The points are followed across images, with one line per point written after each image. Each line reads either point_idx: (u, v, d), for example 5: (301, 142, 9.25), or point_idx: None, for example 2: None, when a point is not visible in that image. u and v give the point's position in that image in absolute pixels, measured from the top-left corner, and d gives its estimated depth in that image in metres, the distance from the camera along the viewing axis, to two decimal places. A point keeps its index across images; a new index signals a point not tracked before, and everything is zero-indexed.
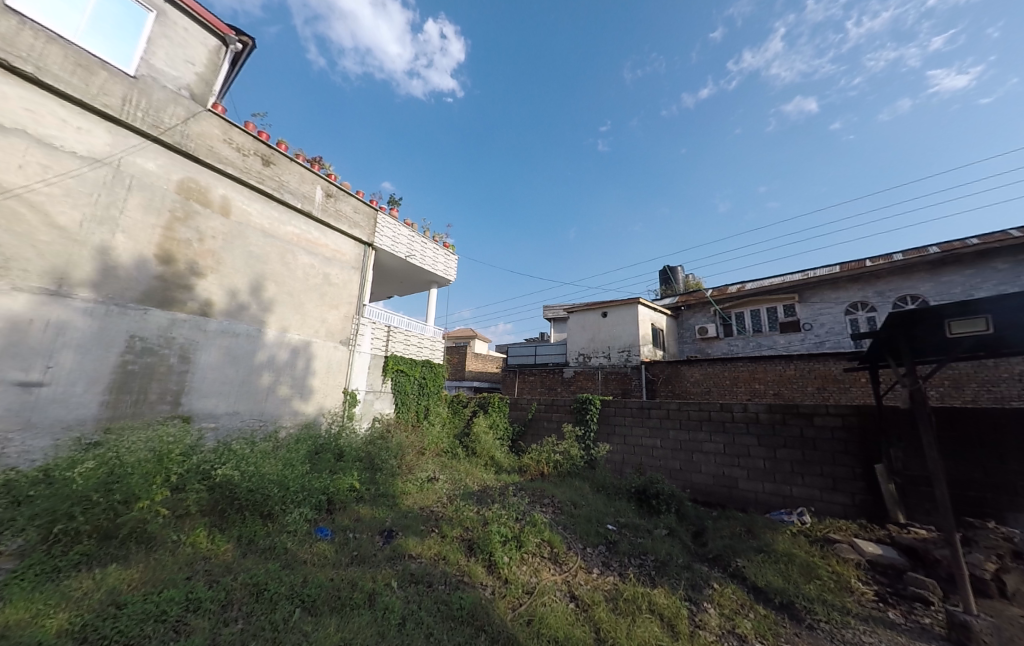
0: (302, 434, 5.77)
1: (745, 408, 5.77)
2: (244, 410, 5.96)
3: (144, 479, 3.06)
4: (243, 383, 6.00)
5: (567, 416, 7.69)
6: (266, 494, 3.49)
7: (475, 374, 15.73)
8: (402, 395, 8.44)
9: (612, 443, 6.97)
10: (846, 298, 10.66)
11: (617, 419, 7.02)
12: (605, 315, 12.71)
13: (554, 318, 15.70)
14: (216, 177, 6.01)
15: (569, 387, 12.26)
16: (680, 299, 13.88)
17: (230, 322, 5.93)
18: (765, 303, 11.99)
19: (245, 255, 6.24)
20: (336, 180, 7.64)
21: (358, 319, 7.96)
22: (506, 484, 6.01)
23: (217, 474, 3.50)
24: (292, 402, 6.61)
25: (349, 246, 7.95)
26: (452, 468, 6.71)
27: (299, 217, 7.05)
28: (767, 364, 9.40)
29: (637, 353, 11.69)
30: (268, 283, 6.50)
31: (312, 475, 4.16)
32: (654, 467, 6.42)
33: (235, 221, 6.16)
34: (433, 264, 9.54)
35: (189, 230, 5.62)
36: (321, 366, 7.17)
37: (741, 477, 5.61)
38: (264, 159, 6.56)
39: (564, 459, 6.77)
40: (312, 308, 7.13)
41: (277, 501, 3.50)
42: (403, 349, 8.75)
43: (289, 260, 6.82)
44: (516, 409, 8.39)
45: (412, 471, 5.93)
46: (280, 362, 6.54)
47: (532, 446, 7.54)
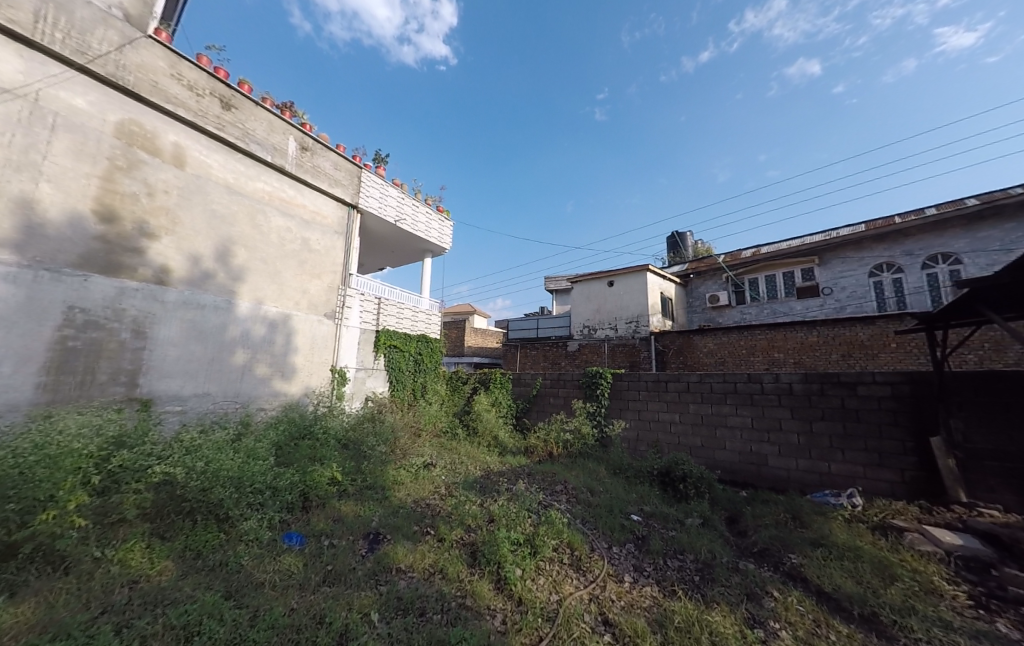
0: (281, 418, 5.16)
1: (776, 379, 5.12)
2: (216, 392, 5.31)
3: (60, 476, 2.45)
4: (213, 361, 5.31)
5: (576, 391, 7.06)
6: (219, 496, 2.87)
7: (475, 350, 15.14)
8: (396, 372, 7.83)
9: (626, 418, 6.38)
10: (869, 260, 9.88)
11: (630, 393, 6.41)
12: (612, 284, 11.94)
13: (556, 290, 14.92)
14: (166, 121, 4.99)
15: (574, 361, 11.67)
16: (690, 267, 13.06)
17: (194, 293, 5.14)
18: (781, 268, 11.22)
19: (208, 214, 5.34)
20: (311, 131, 6.64)
21: (344, 290, 7.20)
22: (511, 469, 5.46)
23: (155, 472, 2.85)
24: (272, 382, 5.97)
25: (331, 208, 7.07)
26: (451, 450, 6.17)
27: (270, 172, 6.12)
28: (787, 331, 8.73)
29: (646, 324, 10.99)
30: (238, 248, 5.66)
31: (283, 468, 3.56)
32: (672, 444, 5.87)
33: (194, 174, 5.21)
34: (425, 228, 8.68)
35: (134, 181, 4.67)
36: (304, 342, 6.47)
37: (771, 453, 5.05)
38: (223, 101, 5.50)
39: (575, 439, 6.21)
40: (290, 276, 6.34)
41: (235, 505, 2.91)
42: (396, 323, 8.03)
43: (260, 222, 5.96)
44: (519, 385, 7.78)
45: (402, 455, 5.40)
46: (256, 338, 5.83)
47: (539, 425, 6.97)
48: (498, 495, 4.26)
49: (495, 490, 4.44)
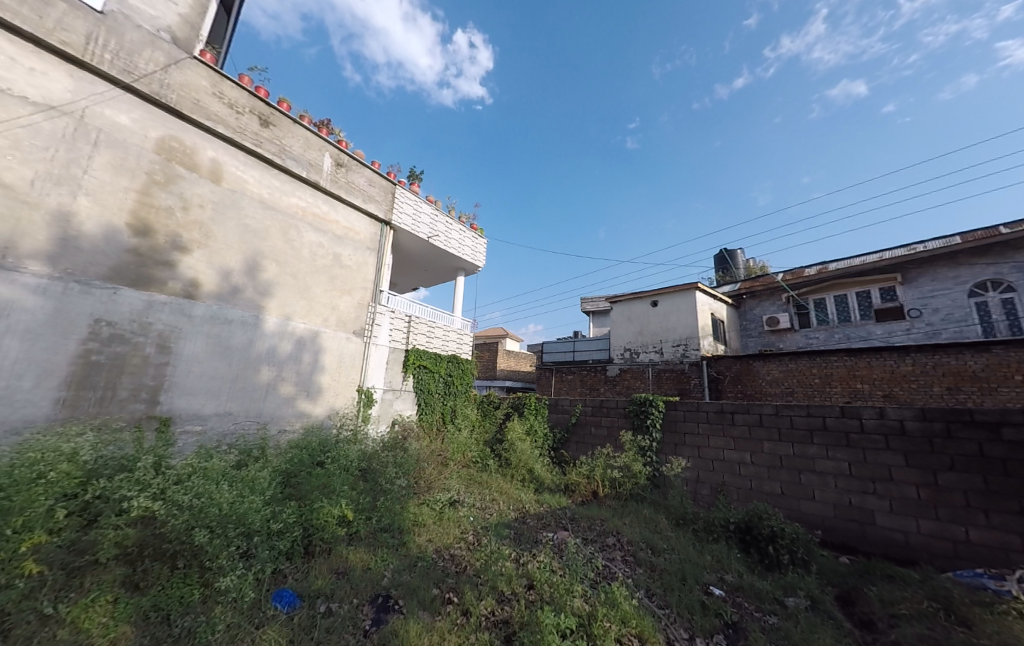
0: (299, 441, 4.76)
1: (880, 414, 4.04)
2: (238, 412, 5.01)
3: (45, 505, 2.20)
4: (237, 378, 5.05)
5: (623, 422, 6.18)
6: (201, 542, 2.36)
7: (506, 373, 14.49)
8: (425, 394, 7.38)
9: (682, 457, 5.38)
10: (967, 278, 8.46)
11: (687, 426, 5.44)
12: (656, 303, 11.05)
13: (593, 310, 14.15)
14: (206, 137, 5.01)
15: (614, 387, 10.73)
16: (743, 286, 11.92)
17: (221, 307, 4.96)
18: (854, 287, 9.90)
19: (241, 229, 5.24)
20: (346, 149, 6.60)
21: (374, 307, 6.92)
22: (551, 511, 4.67)
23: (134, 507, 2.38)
24: (296, 402, 5.64)
25: (364, 224, 6.92)
26: (482, 486, 5.48)
27: (304, 187, 6.05)
28: (872, 358, 7.42)
29: (697, 346, 9.95)
30: (268, 262, 5.51)
31: (288, 507, 3.10)
32: (743, 492, 4.78)
33: (229, 189, 5.17)
34: (458, 246, 8.40)
35: (170, 195, 4.64)
36: (331, 361, 6.17)
37: (878, 509, 3.91)
38: (262, 119, 5.53)
39: (626, 478, 5.31)
40: (320, 292, 6.14)
41: (214, 556, 2.39)
42: (426, 342, 7.63)
43: (292, 237, 5.85)
44: (556, 411, 7.02)
45: (425, 490, 4.77)
46: (282, 355, 5.57)
47: (581, 459, 6.14)
48: (542, 544, 3.59)
49: (533, 542, 3.68)
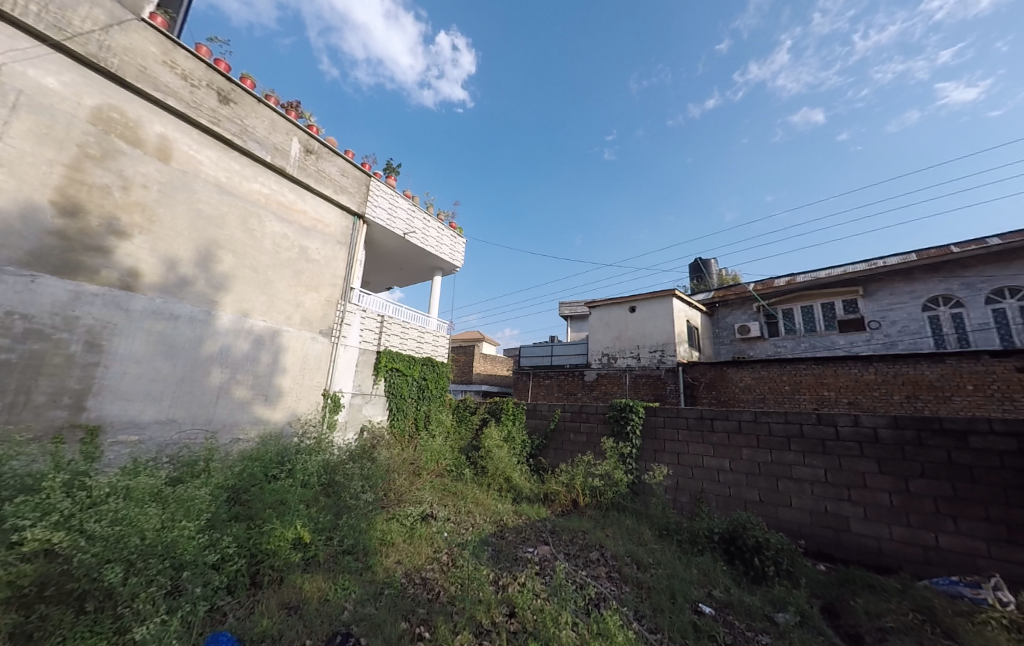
0: (254, 451, 4.30)
1: (855, 422, 4.14)
2: (183, 419, 4.46)
3: None
4: (183, 381, 4.51)
5: (602, 428, 6.07)
6: (112, 580, 1.98)
7: (483, 378, 14.16)
8: (397, 398, 7.01)
9: (662, 463, 5.36)
10: (922, 293, 9.00)
11: (667, 432, 5.43)
12: (634, 309, 11.13)
13: (570, 313, 14.12)
14: (152, 110, 4.46)
15: (591, 391, 10.69)
16: (716, 295, 12.24)
17: (166, 301, 4.42)
18: (819, 299, 10.36)
19: (192, 214, 4.71)
20: (318, 134, 6.14)
21: (343, 305, 6.48)
22: (531, 524, 4.45)
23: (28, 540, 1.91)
24: (252, 408, 5.13)
25: (335, 217, 6.47)
26: (456, 497, 5.18)
27: (268, 173, 5.56)
28: (838, 367, 7.74)
29: (672, 352, 10.08)
30: (223, 253, 4.99)
31: (232, 532, 2.72)
32: (722, 499, 4.81)
33: (180, 169, 4.63)
34: (436, 244, 8.07)
35: (107, 172, 4.07)
36: (294, 361, 5.70)
37: (853, 516, 3.99)
38: (221, 95, 5.00)
39: (607, 487, 5.17)
40: (283, 287, 5.65)
41: (131, 599, 2.02)
42: (399, 344, 7.26)
43: (253, 225, 5.34)
44: (535, 417, 6.83)
45: (396, 504, 4.42)
46: (237, 355, 5.06)
47: (559, 468, 5.96)
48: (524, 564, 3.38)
49: (514, 560, 3.44)
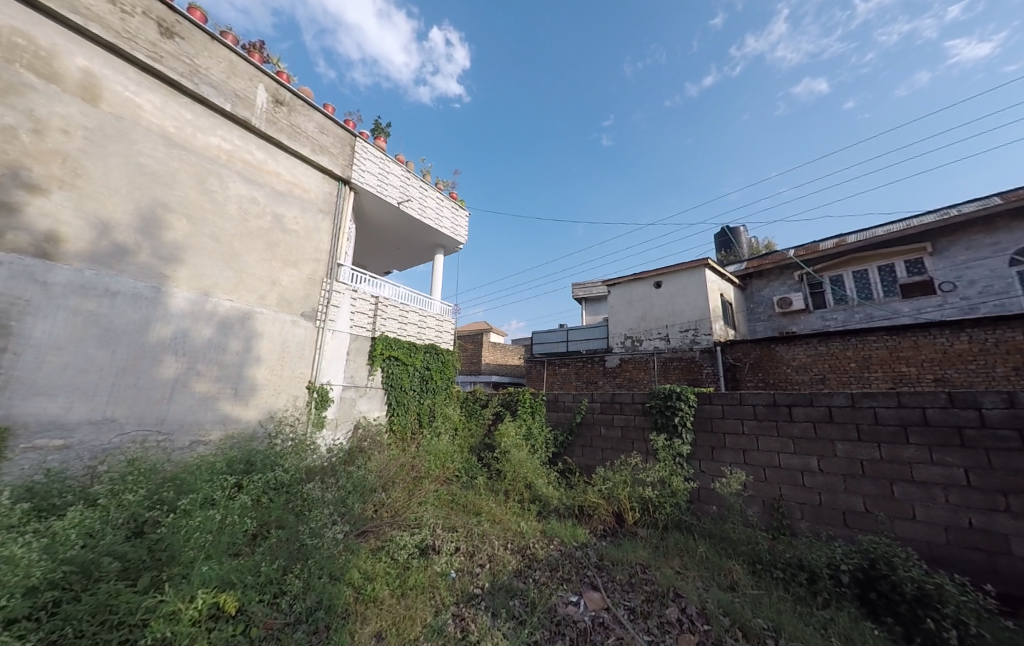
0: (212, 463, 3.42)
1: (1009, 404, 2.93)
2: (126, 418, 3.64)
3: None
4: (125, 372, 3.68)
5: (643, 423, 4.95)
6: None
7: (494, 369, 13.28)
8: (397, 391, 6.12)
9: (723, 465, 4.22)
10: (1008, 245, 7.57)
11: (727, 425, 4.29)
12: (659, 285, 9.97)
13: (587, 299, 13.01)
14: (72, 39, 3.62)
15: (614, 379, 9.57)
16: (750, 266, 10.97)
17: (98, 274, 3.58)
18: (876, 260, 8.97)
19: (131, 169, 3.86)
20: (289, 83, 5.26)
21: (329, 285, 5.60)
22: (569, 558, 3.45)
23: None
24: (217, 405, 4.28)
25: (314, 181, 5.58)
26: (467, 513, 4.24)
27: (229, 126, 4.69)
28: (918, 337, 6.47)
29: (707, 332, 8.89)
30: (175, 218, 4.14)
31: (99, 599, 1.83)
32: (811, 509, 3.63)
33: (113, 114, 3.79)
34: (435, 216, 7.15)
35: (7, 110, 3.23)
36: (271, 349, 4.85)
37: (1014, 534, 2.80)
38: (162, 26, 4.14)
39: (661, 497, 4.14)
40: (253, 261, 4.79)
41: None
42: (398, 329, 6.37)
43: (212, 187, 4.48)
44: (556, 409, 5.83)
45: (393, 531, 3.49)
46: (199, 343, 4.21)
47: (594, 474, 4.92)
48: (582, 643, 2.40)
49: (553, 643, 2.40)
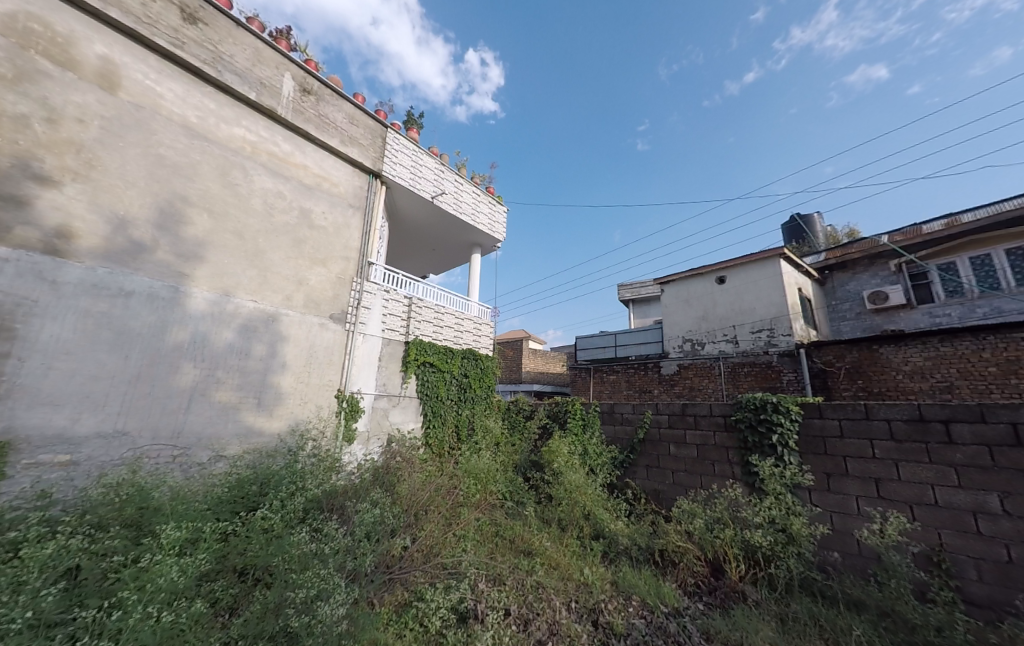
0: (218, 493, 2.93)
1: None
2: (137, 431, 3.28)
3: None
4: (139, 380, 3.34)
5: (727, 442, 3.92)
6: None
7: (535, 377, 12.50)
8: (433, 401, 5.56)
9: (848, 500, 3.13)
10: None
11: (848, 448, 3.21)
12: (722, 281, 8.76)
13: (634, 299, 11.93)
14: (92, 25, 3.44)
15: (670, 388, 8.46)
16: (830, 255, 9.45)
17: (112, 273, 3.29)
18: (1001, 240, 7.20)
19: (150, 161, 3.60)
20: (317, 72, 4.94)
21: (359, 284, 5.15)
22: (662, 634, 2.57)
23: None
24: (239, 416, 3.88)
25: (344, 175, 5.20)
26: (516, 553, 3.42)
27: (253, 116, 4.40)
28: None
29: (785, 330, 7.55)
30: (196, 213, 3.83)
31: None
32: (994, 568, 2.49)
33: (132, 103, 3.56)
34: (472, 211, 6.60)
35: (19, 98, 3.03)
36: (297, 355, 4.43)
37: None
38: (184, 12, 3.91)
39: (772, 543, 3.08)
40: (279, 259, 4.43)
41: None
42: (433, 333, 5.81)
43: (236, 180, 4.17)
44: (613, 422, 4.93)
45: (423, 583, 2.75)
46: (219, 347, 3.84)
47: (675, 507, 3.89)
48: None
49: None
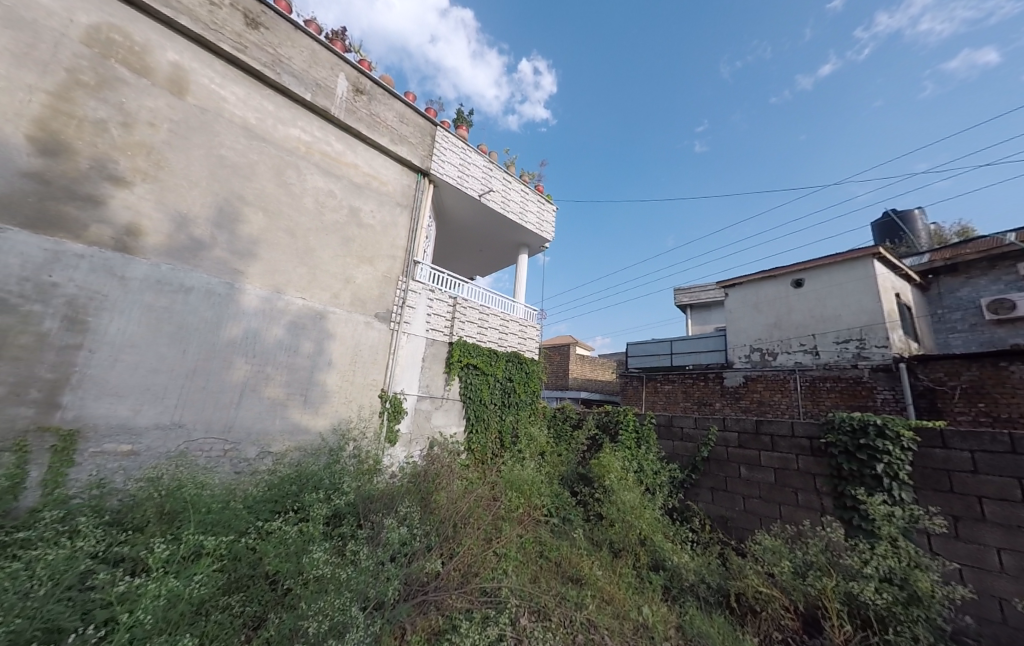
0: (262, 492, 2.86)
1: None
2: (192, 424, 3.34)
3: None
4: (194, 374, 3.40)
5: (814, 469, 3.20)
6: None
7: (581, 384, 11.95)
8: (476, 405, 5.32)
9: (985, 552, 2.33)
10: None
11: (985, 486, 2.41)
12: (800, 284, 7.71)
13: (692, 303, 10.99)
14: (165, 34, 3.62)
15: (736, 401, 7.58)
16: (936, 256, 7.95)
17: (174, 269, 3.40)
18: None
19: (212, 161, 3.71)
20: (370, 71, 4.94)
21: (405, 283, 5.04)
22: None
23: None
24: (286, 412, 3.87)
25: (392, 173, 5.15)
26: (563, 580, 2.99)
27: (308, 117, 4.46)
28: None
29: (881, 340, 6.45)
30: (252, 211, 3.90)
31: None
32: None
33: (198, 106, 3.70)
34: (519, 210, 6.32)
35: (100, 104, 3.22)
36: (343, 353, 4.38)
37: None
38: (248, 17, 4.03)
39: (891, 598, 2.22)
40: (328, 257, 4.42)
41: None
42: (477, 335, 5.58)
43: (290, 179, 4.22)
44: (672, 436, 4.33)
45: (459, 610, 2.36)
46: (270, 344, 3.87)
47: (752, 542, 3.26)
48: None
49: None
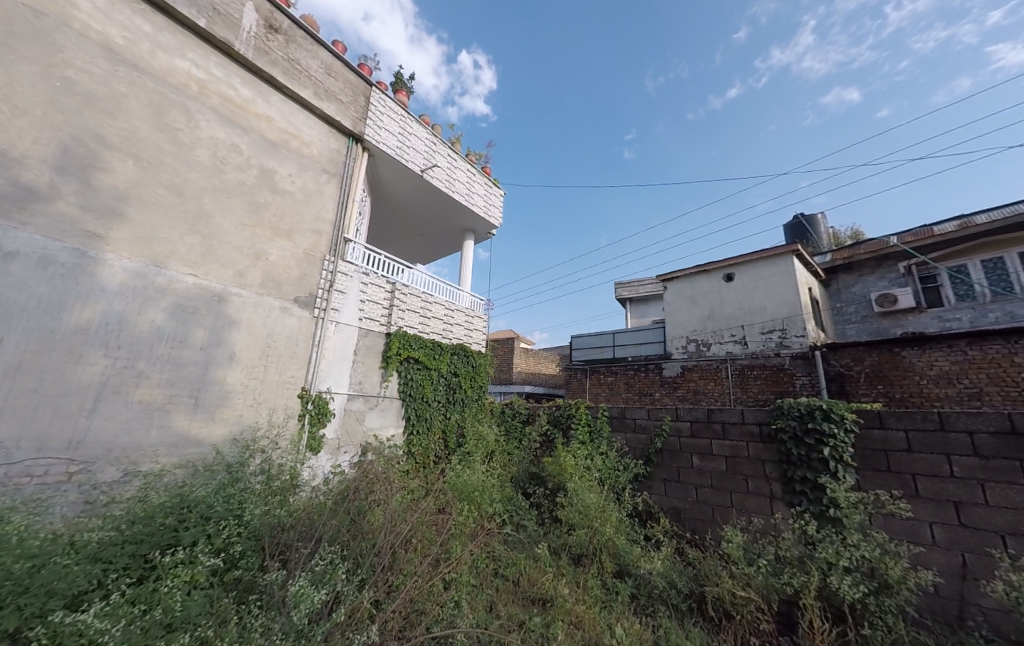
0: (117, 531, 2.11)
1: None
2: (10, 443, 2.40)
3: None
4: (16, 372, 2.46)
5: (764, 455, 3.25)
6: None
7: (526, 377, 11.84)
8: (417, 403, 4.80)
9: (920, 527, 2.46)
10: None
11: (918, 464, 2.54)
12: (730, 279, 8.26)
13: (632, 298, 11.39)
14: None
15: (674, 391, 7.92)
16: (837, 256, 9.08)
17: None
18: (1013, 246, 6.91)
19: (51, 83, 2.74)
20: (288, 7, 4.13)
21: (332, 264, 4.33)
22: None
23: None
24: (166, 419, 3.03)
25: (317, 134, 4.39)
26: (520, 602, 2.66)
27: (203, 49, 3.56)
28: None
29: (799, 332, 7.09)
30: (116, 158, 2.97)
31: None
32: None
33: (29, 6, 2.70)
34: (465, 190, 5.86)
35: None
36: (249, 345, 3.59)
37: None
38: None
39: (852, 582, 2.24)
40: (230, 226, 3.58)
41: None
42: (419, 324, 5.04)
43: (176, 123, 3.32)
44: (626, 428, 4.23)
45: None
46: (143, 332, 2.99)
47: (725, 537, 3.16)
48: None
49: None
